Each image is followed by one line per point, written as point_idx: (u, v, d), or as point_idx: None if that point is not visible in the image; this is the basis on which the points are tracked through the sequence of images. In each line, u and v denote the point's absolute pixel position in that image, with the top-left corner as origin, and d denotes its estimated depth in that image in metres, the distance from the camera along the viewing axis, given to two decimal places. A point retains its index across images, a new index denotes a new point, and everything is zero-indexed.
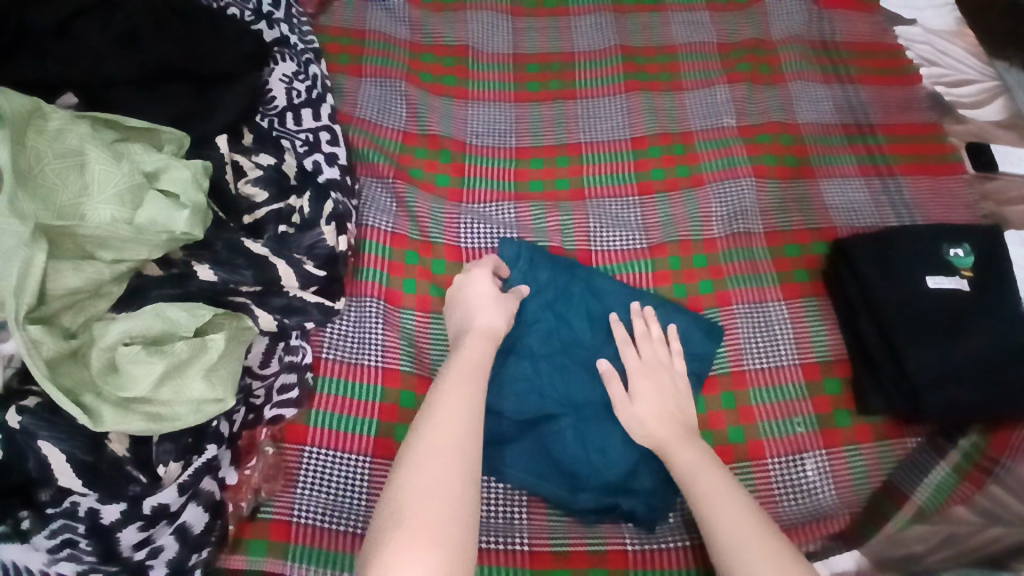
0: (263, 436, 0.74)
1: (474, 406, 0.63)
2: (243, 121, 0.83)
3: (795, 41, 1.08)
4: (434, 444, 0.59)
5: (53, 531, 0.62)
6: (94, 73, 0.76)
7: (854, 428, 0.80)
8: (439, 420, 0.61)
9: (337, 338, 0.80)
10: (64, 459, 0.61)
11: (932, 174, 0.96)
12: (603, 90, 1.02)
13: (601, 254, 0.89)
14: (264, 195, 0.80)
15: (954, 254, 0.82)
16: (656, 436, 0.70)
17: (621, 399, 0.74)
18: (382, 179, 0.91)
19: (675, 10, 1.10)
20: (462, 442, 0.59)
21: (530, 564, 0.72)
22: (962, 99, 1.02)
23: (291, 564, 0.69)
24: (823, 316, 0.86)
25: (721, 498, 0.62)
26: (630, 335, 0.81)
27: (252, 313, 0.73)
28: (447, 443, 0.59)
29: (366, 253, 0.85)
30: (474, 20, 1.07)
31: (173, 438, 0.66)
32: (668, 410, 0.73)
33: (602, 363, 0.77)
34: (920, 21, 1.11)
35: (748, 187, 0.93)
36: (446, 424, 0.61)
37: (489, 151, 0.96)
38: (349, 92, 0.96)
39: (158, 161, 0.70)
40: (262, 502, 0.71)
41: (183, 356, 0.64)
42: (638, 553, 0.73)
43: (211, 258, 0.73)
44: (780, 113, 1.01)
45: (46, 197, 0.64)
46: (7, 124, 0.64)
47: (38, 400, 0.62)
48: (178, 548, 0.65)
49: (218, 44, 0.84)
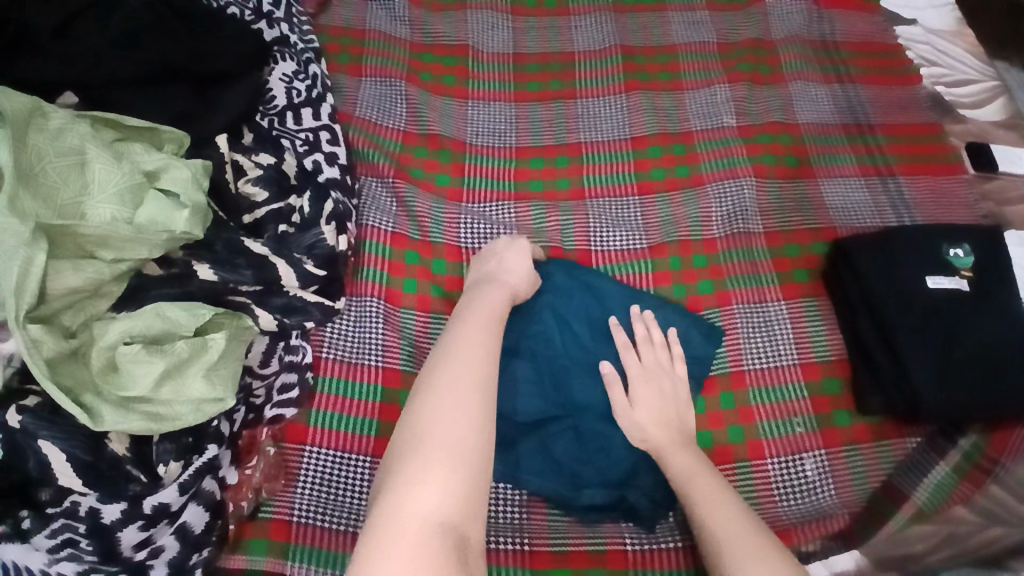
0: (263, 436, 0.74)
1: (490, 351, 0.64)
2: (243, 121, 0.84)
3: (796, 41, 1.08)
4: (449, 379, 0.60)
5: (53, 531, 0.62)
6: (93, 73, 0.75)
7: (854, 428, 0.80)
8: (459, 361, 0.62)
9: (337, 338, 0.80)
10: (64, 459, 0.61)
11: (931, 174, 0.96)
12: (603, 89, 1.02)
13: (601, 254, 0.89)
14: (263, 195, 0.80)
15: (954, 254, 0.82)
16: (655, 441, 0.71)
17: (621, 404, 0.74)
18: (382, 179, 0.91)
19: (674, 10, 1.10)
20: (474, 378, 0.60)
21: (529, 564, 0.72)
22: (962, 99, 1.02)
23: (292, 564, 0.69)
24: (823, 317, 0.86)
25: (716, 506, 0.62)
26: (630, 340, 0.80)
27: (252, 312, 0.73)
28: (459, 379, 0.60)
29: (366, 252, 0.85)
30: (474, 19, 1.07)
31: (173, 438, 0.66)
32: (667, 416, 0.73)
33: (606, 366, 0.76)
34: (920, 21, 1.10)
35: (748, 187, 0.93)
36: (461, 361, 0.62)
37: (489, 150, 0.96)
38: (348, 92, 0.96)
39: (158, 161, 0.70)
40: (262, 502, 0.71)
41: (183, 355, 0.64)
42: (638, 553, 0.73)
43: (211, 257, 0.73)
44: (780, 113, 1.01)
45: (46, 196, 0.64)
46: (7, 123, 0.64)
47: (38, 399, 0.63)
48: (179, 548, 0.66)
49: (218, 43, 0.83)
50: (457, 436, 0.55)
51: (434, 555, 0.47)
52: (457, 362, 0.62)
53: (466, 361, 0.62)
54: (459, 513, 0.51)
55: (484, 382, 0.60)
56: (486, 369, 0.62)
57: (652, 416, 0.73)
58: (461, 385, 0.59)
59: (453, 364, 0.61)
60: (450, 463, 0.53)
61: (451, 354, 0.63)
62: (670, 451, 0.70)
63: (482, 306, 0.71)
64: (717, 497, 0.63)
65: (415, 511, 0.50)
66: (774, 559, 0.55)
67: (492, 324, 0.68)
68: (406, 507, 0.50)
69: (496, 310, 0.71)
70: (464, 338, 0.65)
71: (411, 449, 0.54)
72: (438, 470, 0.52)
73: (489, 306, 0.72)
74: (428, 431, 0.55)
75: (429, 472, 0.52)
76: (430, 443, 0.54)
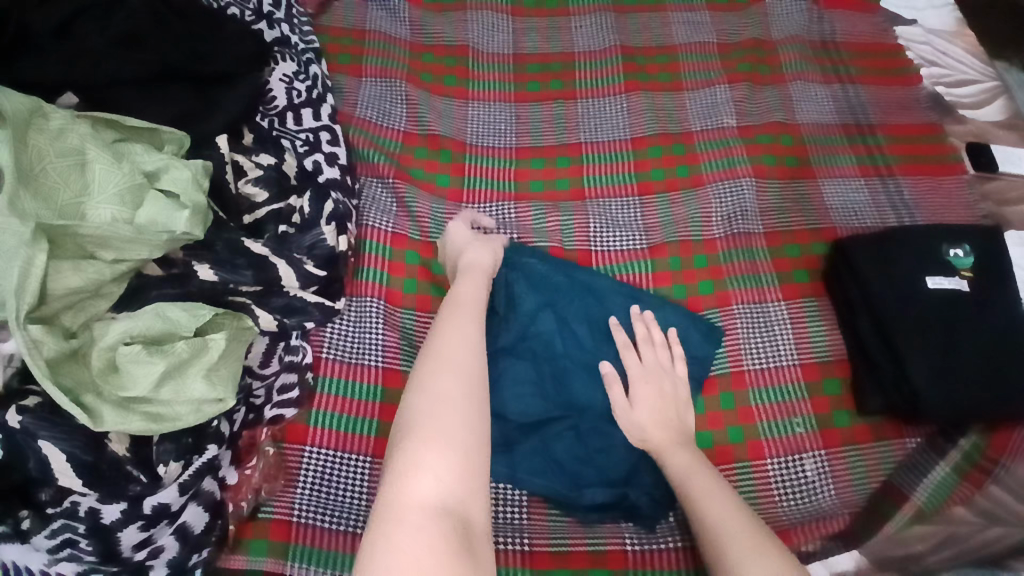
0: (263, 436, 0.74)
1: (470, 342, 0.64)
2: (243, 121, 0.84)
3: (796, 41, 1.08)
4: (430, 373, 0.60)
5: (53, 531, 0.62)
6: (94, 73, 0.76)
7: (854, 428, 0.80)
8: (437, 356, 0.62)
9: (337, 338, 0.80)
10: (64, 459, 0.61)
11: (932, 174, 0.96)
12: (603, 89, 1.02)
13: (601, 254, 0.89)
14: (264, 195, 0.80)
15: (954, 254, 0.82)
16: (654, 442, 0.71)
17: (621, 404, 0.74)
18: (382, 179, 0.91)
19: (675, 10, 1.10)
20: (461, 368, 0.61)
21: (529, 564, 0.72)
22: (962, 99, 1.02)
23: (292, 564, 0.69)
24: (823, 317, 0.86)
25: (717, 506, 0.62)
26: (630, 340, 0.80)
27: (252, 312, 0.73)
28: (444, 369, 0.60)
29: (366, 252, 0.85)
30: (474, 19, 1.07)
31: (173, 439, 0.66)
32: (667, 416, 0.73)
33: (606, 366, 0.76)
34: (920, 21, 1.10)
35: (748, 187, 0.93)
36: (446, 354, 0.62)
37: (488, 150, 0.96)
38: (349, 92, 0.96)
39: (158, 161, 0.70)
40: (262, 502, 0.71)
41: (183, 356, 0.64)
42: (638, 554, 0.73)
43: (212, 258, 0.73)
44: (781, 113, 1.01)
45: (47, 196, 0.64)
46: (8, 124, 0.64)
47: (38, 400, 0.62)
48: (179, 549, 0.66)
49: (219, 44, 0.83)
50: (450, 423, 0.55)
51: (437, 541, 0.46)
52: (438, 356, 0.62)
53: (452, 354, 0.62)
54: (458, 499, 0.51)
55: (470, 372, 0.61)
56: (472, 362, 0.62)
57: (653, 416, 0.73)
58: (448, 375, 0.60)
59: (432, 360, 0.62)
60: (440, 449, 0.53)
61: (431, 351, 0.63)
62: (671, 451, 0.69)
63: (463, 299, 0.71)
64: (716, 496, 0.63)
65: (412, 499, 0.49)
66: (772, 556, 0.56)
67: (474, 319, 0.68)
68: (404, 494, 0.50)
69: (476, 302, 0.71)
70: (448, 332, 0.65)
71: (401, 443, 0.54)
72: (428, 456, 0.52)
73: (472, 296, 0.72)
74: (414, 421, 0.55)
75: (424, 459, 0.52)
76: (420, 431, 0.54)
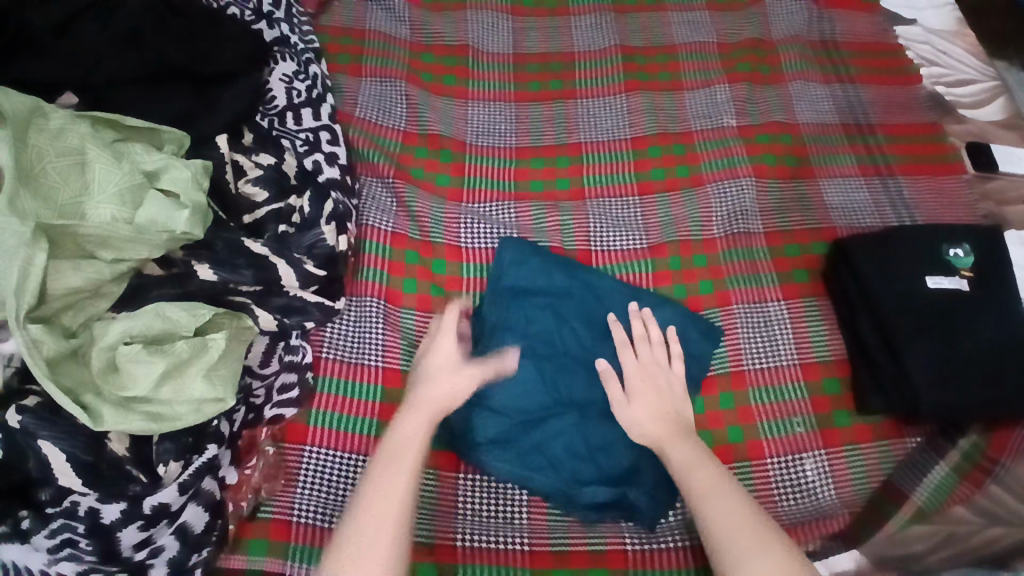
0: (263, 436, 0.75)
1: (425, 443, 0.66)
2: (243, 121, 0.83)
3: (796, 41, 1.07)
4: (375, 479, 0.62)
5: (52, 531, 0.62)
6: (94, 73, 0.76)
7: (854, 428, 0.80)
8: (387, 458, 0.64)
9: (336, 338, 0.81)
10: (64, 459, 0.61)
11: (932, 174, 0.96)
12: (603, 89, 1.02)
13: (601, 254, 0.89)
14: (263, 195, 0.80)
15: (954, 254, 0.82)
16: (653, 435, 0.70)
17: (618, 399, 0.73)
18: (382, 179, 0.91)
19: (674, 10, 1.10)
20: (413, 472, 0.63)
21: (529, 563, 0.72)
22: (962, 99, 1.02)
23: (291, 564, 0.69)
24: (823, 317, 0.86)
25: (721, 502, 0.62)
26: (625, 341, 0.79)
27: (252, 312, 0.74)
28: (400, 472, 0.62)
29: (366, 252, 0.85)
30: (474, 19, 1.07)
31: (173, 438, 0.66)
32: (665, 409, 0.72)
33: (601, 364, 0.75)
34: (920, 21, 1.10)
35: (748, 187, 0.93)
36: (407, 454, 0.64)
37: (489, 150, 0.96)
38: (348, 92, 0.96)
39: (158, 161, 0.70)
40: (262, 502, 0.72)
41: (183, 356, 0.64)
42: (638, 553, 0.73)
43: (211, 257, 0.73)
44: (780, 113, 1.01)
45: (47, 196, 0.64)
46: (7, 123, 0.64)
47: (38, 399, 0.62)
48: (179, 548, 0.66)
49: (218, 44, 0.83)
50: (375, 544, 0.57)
51: None
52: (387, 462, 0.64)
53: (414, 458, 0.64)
54: None
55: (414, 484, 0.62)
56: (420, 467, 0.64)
57: (653, 412, 0.72)
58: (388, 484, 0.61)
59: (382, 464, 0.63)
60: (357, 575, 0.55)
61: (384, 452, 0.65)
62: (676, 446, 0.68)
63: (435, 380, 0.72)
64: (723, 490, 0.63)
65: None
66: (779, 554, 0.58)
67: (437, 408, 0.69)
68: None
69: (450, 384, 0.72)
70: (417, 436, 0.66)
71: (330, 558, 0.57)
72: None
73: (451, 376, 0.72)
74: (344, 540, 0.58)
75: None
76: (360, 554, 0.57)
